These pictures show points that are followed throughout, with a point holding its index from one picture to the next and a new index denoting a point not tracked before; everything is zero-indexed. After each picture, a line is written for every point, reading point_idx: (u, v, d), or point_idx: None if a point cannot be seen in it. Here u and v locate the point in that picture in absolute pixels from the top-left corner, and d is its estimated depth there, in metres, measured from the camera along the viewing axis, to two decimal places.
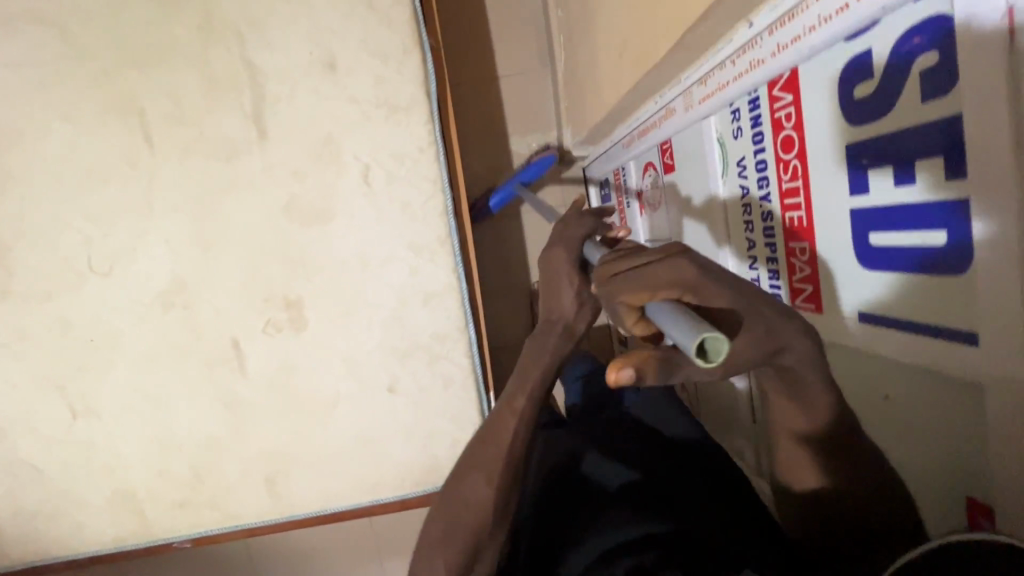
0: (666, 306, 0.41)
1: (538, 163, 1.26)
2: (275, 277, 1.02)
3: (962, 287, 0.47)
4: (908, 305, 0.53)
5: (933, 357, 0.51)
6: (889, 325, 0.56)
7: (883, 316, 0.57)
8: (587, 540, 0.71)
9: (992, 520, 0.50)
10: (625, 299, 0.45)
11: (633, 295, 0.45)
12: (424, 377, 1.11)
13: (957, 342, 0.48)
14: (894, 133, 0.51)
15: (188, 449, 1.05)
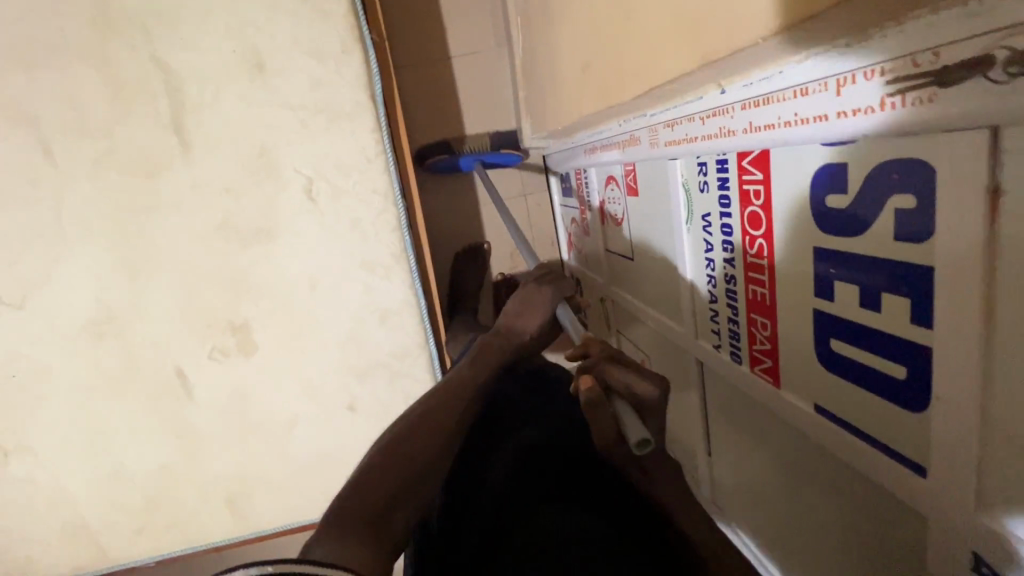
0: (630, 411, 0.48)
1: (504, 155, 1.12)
2: (217, 300, 0.92)
3: (918, 426, 0.36)
4: (858, 414, 0.42)
5: (874, 473, 0.41)
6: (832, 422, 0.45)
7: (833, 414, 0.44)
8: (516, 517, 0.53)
9: None
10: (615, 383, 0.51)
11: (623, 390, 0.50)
12: (385, 396, 1.01)
13: (902, 468, 0.38)
14: (885, 258, 0.36)
15: (139, 479, 0.98)
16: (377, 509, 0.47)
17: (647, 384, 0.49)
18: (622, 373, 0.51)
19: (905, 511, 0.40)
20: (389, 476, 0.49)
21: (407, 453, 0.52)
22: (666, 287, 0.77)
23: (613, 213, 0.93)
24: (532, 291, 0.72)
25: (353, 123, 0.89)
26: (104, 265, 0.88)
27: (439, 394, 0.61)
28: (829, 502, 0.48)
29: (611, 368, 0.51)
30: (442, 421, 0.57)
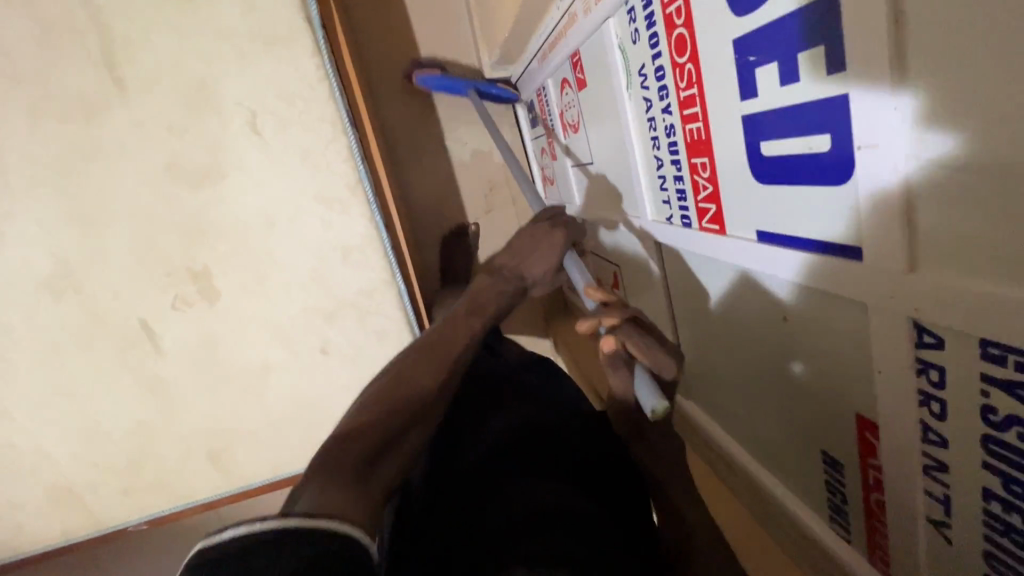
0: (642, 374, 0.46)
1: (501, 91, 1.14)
2: (173, 247, 0.90)
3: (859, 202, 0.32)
4: (795, 219, 0.39)
5: (816, 280, 0.38)
6: (776, 243, 0.41)
7: (774, 233, 0.41)
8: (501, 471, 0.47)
9: (877, 439, 0.37)
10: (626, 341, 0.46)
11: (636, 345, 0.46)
12: (357, 335, 0.99)
13: (838, 259, 0.35)
14: (796, 14, 0.33)
15: (118, 437, 0.98)
16: (360, 457, 0.40)
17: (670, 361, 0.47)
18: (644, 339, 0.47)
19: (838, 308, 0.37)
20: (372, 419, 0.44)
21: (390, 397, 0.47)
22: (621, 177, 0.72)
23: (571, 121, 0.88)
24: (543, 232, 0.69)
25: (291, 49, 0.85)
26: (54, 217, 0.86)
27: (422, 347, 0.54)
28: (788, 353, 0.44)
29: (635, 335, 0.46)
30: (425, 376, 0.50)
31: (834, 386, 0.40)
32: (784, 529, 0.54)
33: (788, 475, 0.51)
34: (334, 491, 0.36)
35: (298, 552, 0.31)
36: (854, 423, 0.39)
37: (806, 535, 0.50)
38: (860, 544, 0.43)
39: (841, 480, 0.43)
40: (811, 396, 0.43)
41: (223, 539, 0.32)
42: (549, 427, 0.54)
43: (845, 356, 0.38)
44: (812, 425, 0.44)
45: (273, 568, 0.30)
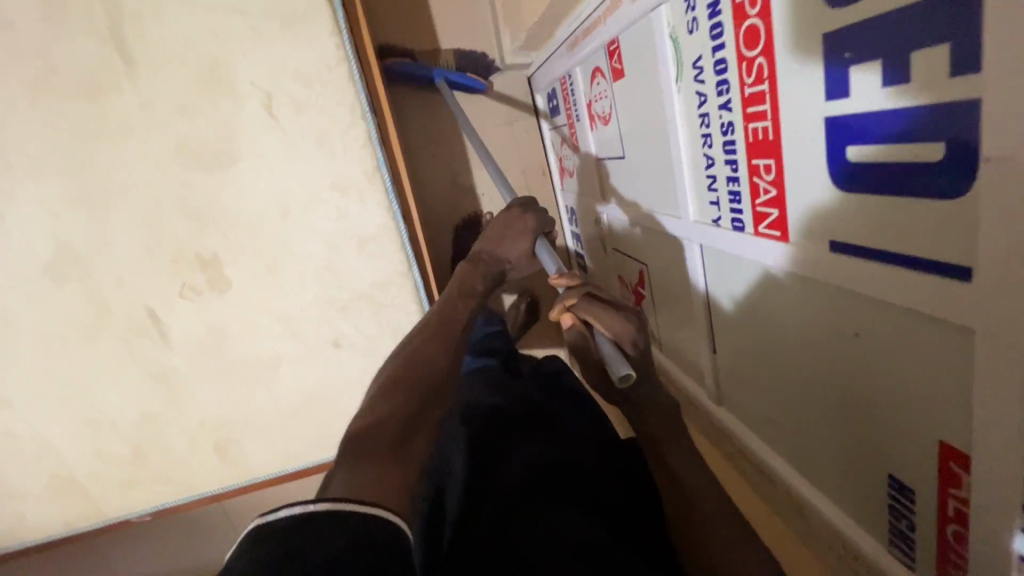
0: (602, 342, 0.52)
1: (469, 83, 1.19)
2: (181, 233, 0.87)
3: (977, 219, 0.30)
4: (885, 229, 0.36)
5: (903, 296, 0.35)
6: (858, 256, 0.39)
7: (854, 246, 0.39)
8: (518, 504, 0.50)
9: (967, 472, 0.35)
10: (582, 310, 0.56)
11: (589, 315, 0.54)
12: (369, 328, 0.96)
13: (938, 275, 0.33)
14: (914, 8, 0.30)
15: (123, 428, 0.95)
16: (392, 442, 0.45)
17: (615, 321, 0.52)
18: (598, 310, 0.54)
19: (925, 330, 0.35)
20: (403, 401, 0.49)
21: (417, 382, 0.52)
22: (657, 174, 0.69)
23: (600, 112, 0.85)
24: (513, 218, 0.76)
25: (310, 28, 0.81)
26: (57, 199, 0.83)
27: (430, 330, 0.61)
28: (854, 374, 0.42)
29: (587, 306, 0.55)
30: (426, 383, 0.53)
31: (912, 409, 0.38)
32: (825, 544, 0.53)
33: (837, 492, 0.49)
34: (364, 474, 0.41)
35: (343, 528, 0.35)
36: (936, 452, 0.37)
37: (856, 557, 0.48)
38: (927, 573, 0.41)
39: (910, 506, 0.41)
40: (879, 420, 0.41)
41: (277, 518, 0.36)
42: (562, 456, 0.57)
43: (934, 379, 0.36)
44: (877, 446, 0.42)
45: (326, 536, 0.35)
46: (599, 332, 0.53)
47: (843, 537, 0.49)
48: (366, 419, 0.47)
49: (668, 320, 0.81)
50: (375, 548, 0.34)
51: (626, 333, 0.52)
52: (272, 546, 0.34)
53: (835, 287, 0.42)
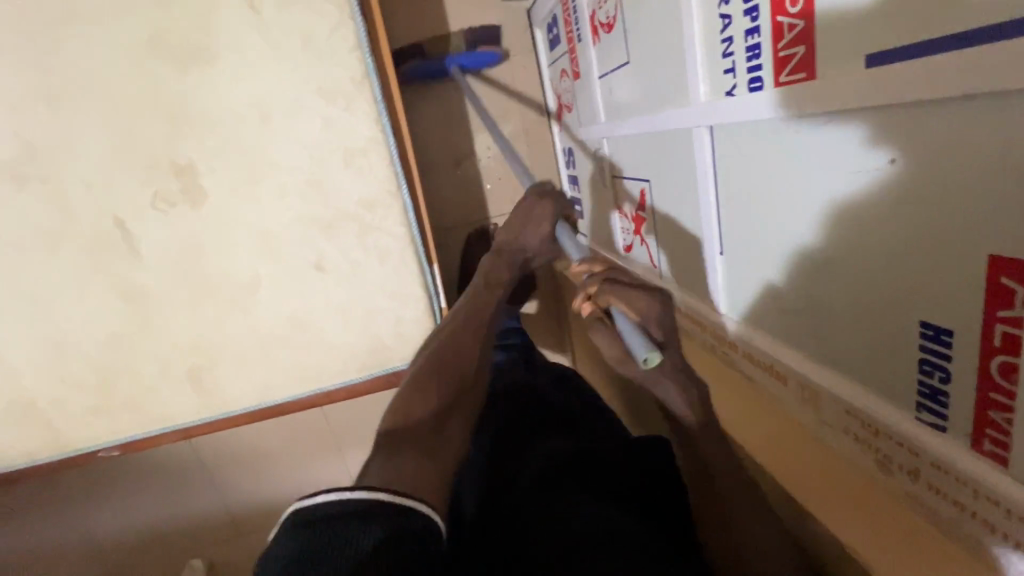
0: (627, 325, 0.42)
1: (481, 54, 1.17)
2: (153, 134, 0.81)
3: None
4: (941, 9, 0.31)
5: (967, 82, 0.31)
6: (909, 56, 0.34)
7: (904, 46, 0.34)
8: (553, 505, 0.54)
9: (1022, 282, 0.31)
10: (605, 290, 0.45)
11: (616, 299, 0.44)
12: (354, 251, 0.91)
13: (1010, 39, 0.28)
14: None
15: (88, 351, 0.89)
16: (428, 427, 0.49)
17: (645, 301, 0.44)
18: (622, 291, 0.44)
19: (989, 123, 0.31)
20: (433, 394, 0.53)
21: (446, 378, 0.55)
22: (662, 67, 0.65)
23: (603, 20, 0.80)
24: (529, 207, 0.70)
25: None
26: (17, 89, 0.76)
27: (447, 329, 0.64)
28: (890, 216, 0.39)
29: (612, 288, 0.45)
30: (454, 374, 0.56)
31: (957, 230, 0.35)
32: (839, 428, 0.49)
33: (859, 368, 0.46)
34: (413, 454, 0.45)
35: (384, 517, 0.37)
36: (981, 271, 0.34)
37: (874, 431, 0.45)
38: (961, 428, 0.38)
39: (945, 354, 0.37)
40: (918, 260, 0.38)
41: (315, 503, 0.38)
42: (595, 452, 0.61)
43: (984, 184, 0.32)
44: (916, 297, 0.39)
45: (364, 526, 0.36)
46: (623, 314, 0.43)
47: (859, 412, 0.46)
48: (402, 397, 0.52)
49: (667, 239, 0.77)
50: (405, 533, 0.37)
51: (651, 314, 0.44)
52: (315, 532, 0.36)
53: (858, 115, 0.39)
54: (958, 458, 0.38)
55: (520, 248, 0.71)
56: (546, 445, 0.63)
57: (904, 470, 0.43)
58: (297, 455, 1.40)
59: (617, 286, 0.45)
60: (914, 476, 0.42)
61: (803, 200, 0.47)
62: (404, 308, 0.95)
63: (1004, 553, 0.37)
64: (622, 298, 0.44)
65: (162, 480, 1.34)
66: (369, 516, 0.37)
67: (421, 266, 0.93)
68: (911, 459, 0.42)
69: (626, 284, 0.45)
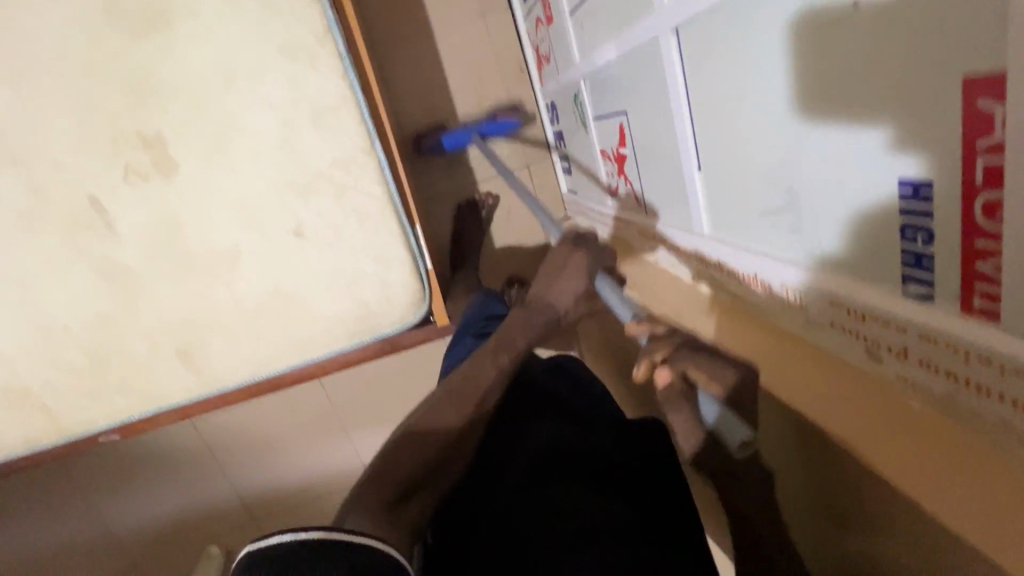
0: (716, 402, 0.44)
1: (501, 122, 1.15)
2: (119, 108, 0.79)
3: None
4: None
5: None
6: None
7: None
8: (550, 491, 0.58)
9: (1000, 104, 0.29)
10: (684, 367, 0.47)
11: (695, 369, 0.46)
12: (332, 214, 0.89)
13: None
14: None
15: (76, 333, 0.89)
16: (399, 491, 0.57)
17: (728, 372, 0.45)
18: (700, 359, 0.47)
19: None
20: (408, 456, 0.60)
21: (430, 437, 0.63)
22: None
23: None
24: (564, 258, 0.82)
25: None
26: None
27: (450, 395, 0.69)
28: (856, 82, 0.36)
29: (689, 357, 0.47)
30: (445, 429, 0.65)
31: (931, 69, 0.32)
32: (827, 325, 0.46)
33: (845, 258, 0.43)
34: (376, 518, 0.52)
35: (341, 559, 0.42)
36: (958, 101, 0.31)
37: (860, 318, 0.42)
38: (949, 290, 0.35)
39: (926, 210, 0.35)
40: (893, 121, 0.35)
41: (275, 544, 0.43)
42: (587, 447, 0.65)
43: (953, 10, 0.30)
44: (901, 162, 0.35)
45: (316, 571, 0.41)
46: (705, 390, 0.45)
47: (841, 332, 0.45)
48: (381, 461, 0.59)
49: (649, 173, 0.74)
50: (373, 573, 0.43)
51: (737, 388, 0.45)
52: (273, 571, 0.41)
53: (806, 50, 0.39)
54: (947, 326, 0.35)
55: (551, 304, 0.82)
56: (555, 433, 0.66)
57: (893, 354, 0.41)
58: (305, 435, 1.40)
59: (696, 356, 0.47)
60: (904, 357, 0.40)
61: (772, 189, 0.48)
62: (389, 271, 0.93)
63: (1008, 419, 0.34)
64: (705, 363, 0.46)
65: (175, 470, 1.36)
66: (319, 560, 0.42)
67: (403, 226, 0.91)
68: (898, 338, 0.40)
69: (709, 353, 0.47)
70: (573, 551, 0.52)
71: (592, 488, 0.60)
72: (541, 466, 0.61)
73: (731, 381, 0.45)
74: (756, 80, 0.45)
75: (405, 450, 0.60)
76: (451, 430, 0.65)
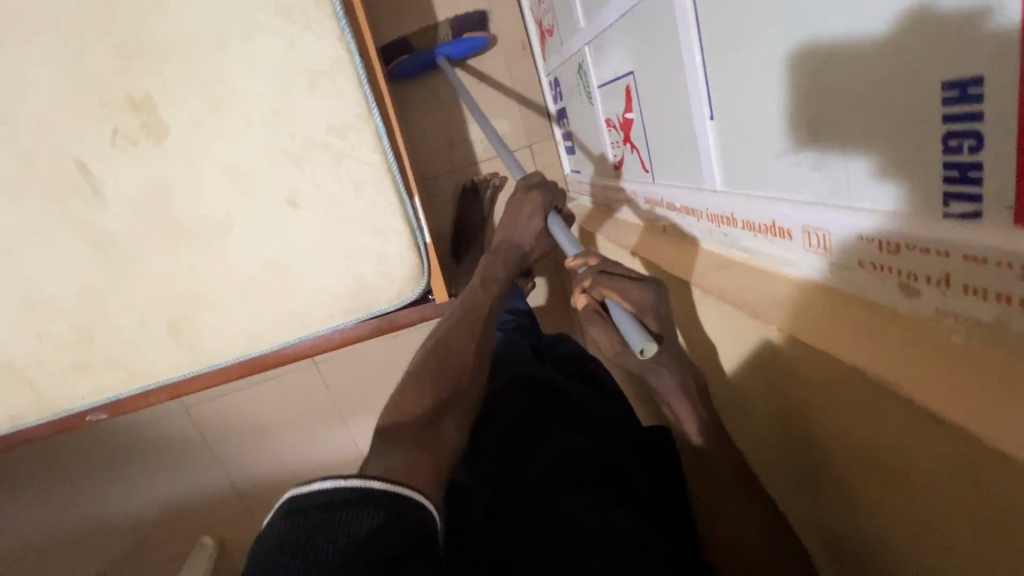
0: (623, 314, 0.52)
1: (468, 41, 1.12)
2: (107, 68, 0.77)
3: None
4: None
5: None
6: None
7: None
8: (570, 491, 0.66)
9: None
10: (601, 289, 0.55)
11: (609, 290, 0.54)
12: (329, 183, 0.86)
13: None
14: None
15: (62, 304, 0.86)
16: (423, 423, 0.59)
17: (637, 290, 0.54)
18: (614, 283, 0.54)
19: None
20: (426, 396, 0.61)
21: (444, 376, 0.64)
22: None
23: None
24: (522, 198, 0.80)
25: None
26: None
27: (461, 320, 0.72)
28: None
29: (605, 282, 0.54)
30: (454, 371, 0.66)
31: None
32: (858, 264, 0.43)
33: (878, 188, 0.39)
34: (409, 454, 0.54)
35: (371, 506, 0.45)
36: None
37: (896, 248, 0.39)
38: (1002, 201, 0.31)
39: (977, 109, 0.31)
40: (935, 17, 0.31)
41: (312, 491, 0.47)
42: (601, 455, 0.72)
43: None
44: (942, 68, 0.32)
45: (349, 517, 0.44)
46: (617, 304, 0.53)
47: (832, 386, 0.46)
48: (396, 405, 0.61)
49: (657, 133, 0.71)
50: (407, 523, 0.45)
51: (644, 302, 0.54)
52: (307, 516, 0.45)
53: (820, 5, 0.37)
54: (998, 242, 0.31)
55: (515, 244, 0.81)
56: (571, 445, 0.72)
57: (934, 284, 0.37)
58: (301, 423, 1.37)
59: (611, 279, 0.55)
60: (947, 287, 0.36)
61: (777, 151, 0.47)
62: (387, 243, 0.90)
63: None
64: (621, 286, 0.54)
65: (167, 456, 1.33)
66: (351, 502, 0.45)
67: (401, 197, 0.88)
68: (939, 265, 0.36)
69: (623, 275, 0.55)
70: (599, 550, 0.58)
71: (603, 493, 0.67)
72: (557, 468, 0.69)
73: (639, 300, 0.54)
74: (760, 56, 0.45)
75: (422, 390, 0.62)
76: (462, 374, 0.66)
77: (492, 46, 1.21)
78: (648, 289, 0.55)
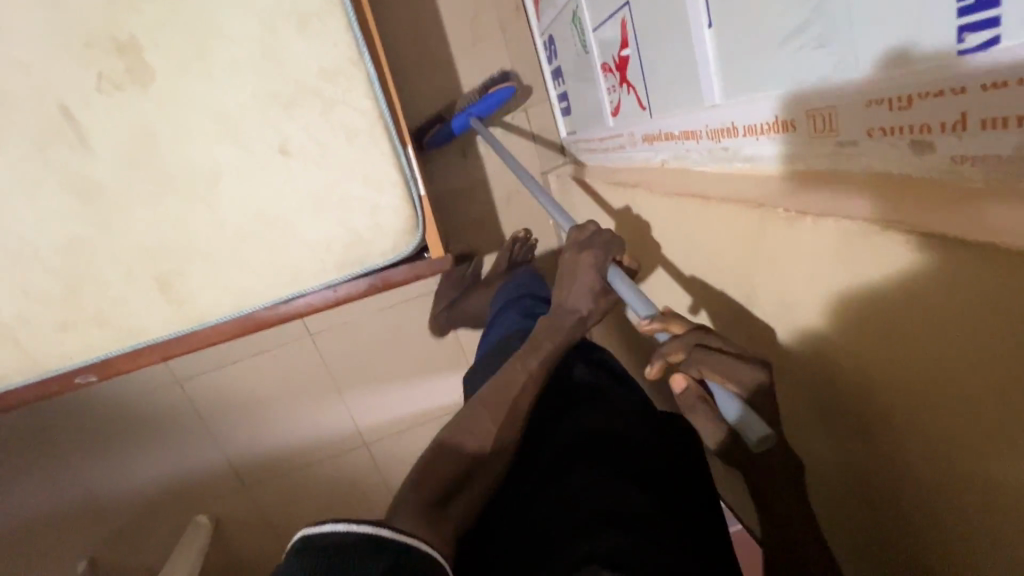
0: (727, 394, 0.48)
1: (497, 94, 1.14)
2: (91, 8, 0.75)
3: None
4: None
5: None
6: None
7: None
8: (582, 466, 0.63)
9: None
10: (700, 367, 0.52)
11: (711, 370, 0.51)
12: (320, 130, 0.84)
13: None
14: None
15: (48, 257, 0.84)
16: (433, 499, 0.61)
17: (746, 369, 0.50)
18: (715, 363, 0.51)
19: None
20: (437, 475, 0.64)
21: (459, 454, 0.66)
22: None
23: None
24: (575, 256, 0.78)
25: None
26: None
27: (488, 400, 0.72)
28: None
29: (702, 359, 0.52)
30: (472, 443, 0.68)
31: None
32: (869, 134, 0.42)
33: (885, 45, 0.37)
34: (415, 521, 0.57)
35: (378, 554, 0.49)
36: None
37: (908, 102, 0.37)
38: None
39: None
40: None
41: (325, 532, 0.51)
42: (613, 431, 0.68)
43: None
44: None
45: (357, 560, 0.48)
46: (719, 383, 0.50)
47: (837, 325, 0.49)
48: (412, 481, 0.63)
49: (653, 59, 0.69)
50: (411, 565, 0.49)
51: (754, 382, 0.50)
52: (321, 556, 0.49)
53: None
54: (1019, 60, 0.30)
55: (571, 308, 0.80)
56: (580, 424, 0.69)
57: (949, 132, 0.35)
58: (297, 397, 1.34)
59: (709, 356, 0.52)
60: (963, 129, 0.34)
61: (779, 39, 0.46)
62: (380, 194, 0.88)
63: None
64: (720, 364, 0.51)
65: (160, 431, 1.30)
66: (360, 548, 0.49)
67: (394, 145, 0.86)
68: (953, 106, 0.34)
69: (722, 350, 0.52)
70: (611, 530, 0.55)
71: (604, 465, 0.63)
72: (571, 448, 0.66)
73: (746, 382, 0.50)
74: None
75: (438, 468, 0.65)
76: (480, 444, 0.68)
77: (485, 7, 1.20)
78: (755, 369, 0.50)
